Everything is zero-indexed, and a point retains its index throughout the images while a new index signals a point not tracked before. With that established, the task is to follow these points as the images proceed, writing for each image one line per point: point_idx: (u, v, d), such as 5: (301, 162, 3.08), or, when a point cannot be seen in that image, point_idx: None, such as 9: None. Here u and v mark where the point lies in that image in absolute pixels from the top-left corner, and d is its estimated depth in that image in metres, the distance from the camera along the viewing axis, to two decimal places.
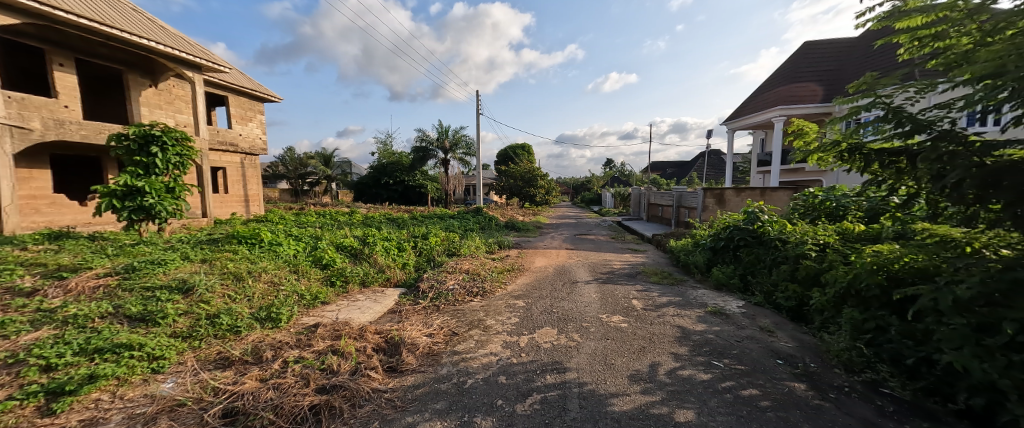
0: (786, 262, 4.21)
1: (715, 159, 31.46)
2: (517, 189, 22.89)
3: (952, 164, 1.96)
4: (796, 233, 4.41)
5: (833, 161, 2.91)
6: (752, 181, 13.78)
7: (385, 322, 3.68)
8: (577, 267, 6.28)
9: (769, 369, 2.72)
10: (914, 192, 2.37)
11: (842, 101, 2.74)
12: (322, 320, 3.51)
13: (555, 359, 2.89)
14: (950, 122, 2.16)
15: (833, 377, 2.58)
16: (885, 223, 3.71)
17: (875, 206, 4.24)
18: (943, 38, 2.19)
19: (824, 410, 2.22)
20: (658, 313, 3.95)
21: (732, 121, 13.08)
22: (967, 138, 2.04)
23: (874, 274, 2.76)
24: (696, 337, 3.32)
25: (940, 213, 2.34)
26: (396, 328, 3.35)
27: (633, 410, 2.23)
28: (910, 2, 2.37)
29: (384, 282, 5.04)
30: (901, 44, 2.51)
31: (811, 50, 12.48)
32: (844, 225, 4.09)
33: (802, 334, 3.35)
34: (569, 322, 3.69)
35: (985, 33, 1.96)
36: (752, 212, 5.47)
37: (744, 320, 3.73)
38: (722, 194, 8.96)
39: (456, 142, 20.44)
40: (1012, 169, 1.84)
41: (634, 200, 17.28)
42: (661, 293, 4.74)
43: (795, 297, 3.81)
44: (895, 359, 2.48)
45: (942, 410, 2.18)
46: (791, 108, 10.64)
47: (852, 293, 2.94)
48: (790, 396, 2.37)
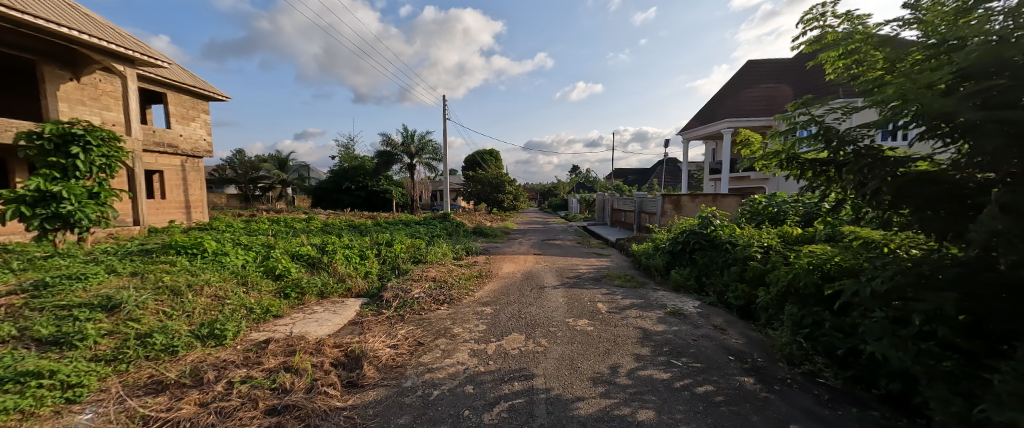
0: (736, 264, 4.52)
1: (673, 168, 33.08)
2: (485, 195, 22.95)
3: (871, 175, 2.20)
4: (744, 236, 4.74)
5: (776, 169, 3.13)
6: (705, 189, 14.61)
7: (344, 335, 3.56)
8: (544, 272, 6.38)
9: (722, 365, 2.90)
10: (842, 199, 2.61)
11: (782, 117, 2.97)
12: (273, 336, 3.34)
13: (521, 366, 2.91)
14: (870, 138, 2.39)
15: (777, 370, 2.80)
16: (818, 227, 4.04)
17: (810, 211, 4.60)
18: (862, 64, 2.44)
19: (769, 401, 2.40)
20: (621, 315, 4.09)
21: (685, 131, 13.92)
22: (883, 153, 2.29)
23: (810, 273, 3.01)
24: (657, 337, 3.48)
25: (862, 218, 2.60)
26: (357, 340, 3.26)
27: (598, 412, 2.29)
28: (833, 32, 2.63)
29: (345, 293, 4.86)
30: (828, 69, 2.76)
31: (752, 69, 13.69)
32: (784, 229, 4.42)
33: (750, 331, 3.60)
34: (536, 327, 3.75)
35: (889, 60, 2.22)
36: (705, 217, 5.81)
37: (699, 319, 3.96)
38: (679, 200, 9.44)
39: (423, 147, 20.21)
40: (919, 180, 2.05)
41: (598, 205, 17.76)
42: (624, 295, 4.91)
43: (743, 296, 4.09)
44: (828, 350, 2.74)
45: (868, 395, 2.44)
46: (738, 119, 11.48)
47: (791, 291, 3.19)
48: (740, 390, 2.54)
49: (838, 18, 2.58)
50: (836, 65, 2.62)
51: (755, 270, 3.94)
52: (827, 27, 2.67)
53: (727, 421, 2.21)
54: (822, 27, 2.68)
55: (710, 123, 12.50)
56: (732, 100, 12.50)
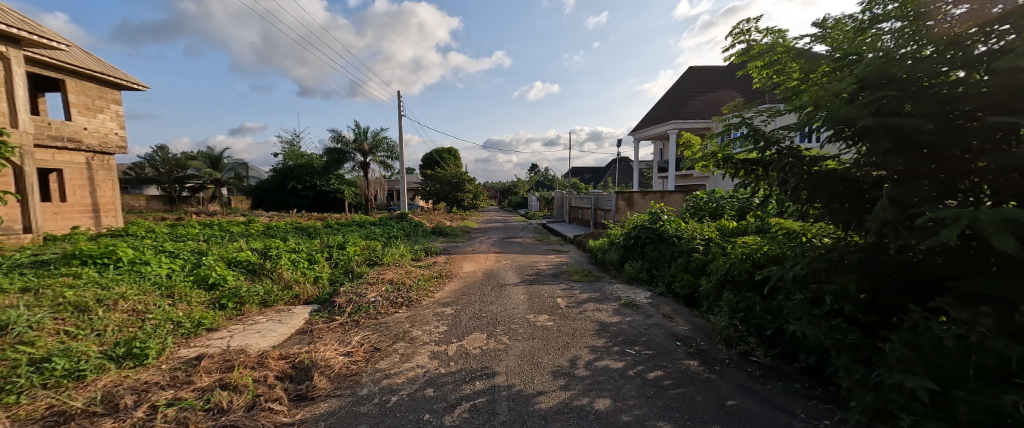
0: (682, 256, 4.85)
1: (626, 166, 34.52)
2: (444, 194, 22.66)
3: (792, 172, 2.47)
4: (688, 230, 5.09)
5: (714, 168, 3.40)
6: (654, 186, 15.42)
7: (291, 345, 3.41)
8: (504, 270, 6.46)
9: (671, 351, 3.12)
10: (769, 194, 2.90)
11: (718, 120, 3.24)
12: (205, 352, 3.12)
13: (483, 365, 2.95)
14: (791, 140, 2.68)
15: (717, 352, 3.06)
16: (750, 220, 4.44)
17: (744, 206, 5.05)
18: (782, 73, 2.72)
19: (711, 381, 2.63)
20: (579, 309, 4.25)
21: (635, 132, 14.61)
22: (801, 153, 2.57)
23: (743, 262, 3.31)
24: (612, 328, 3.66)
25: (785, 211, 2.91)
26: (306, 350, 3.15)
27: (558, 405, 2.39)
28: (757, 44, 2.91)
29: (292, 300, 4.65)
30: (755, 77, 3.05)
31: (694, 74, 14.64)
32: (722, 222, 4.81)
33: (695, 318, 3.90)
34: (497, 325, 3.80)
35: (804, 71, 2.50)
36: (655, 212, 6.16)
37: (650, 309, 4.21)
38: (631, 197, 9.90)
39: (377, 145, 19.45)
40: (829, 177, 2.33)
41: (556, 203, 18.16)
42: (582, 290, 5.10)
43: (688, 285, 4.41)
44: (759, 331, 3.04)
45: (792, 369, 2.75)
46: (682, 122, 12.23)
47: (728, 279, 3.49)
48: (686, 373, 2.75)
49: (761, 32, 2.86)
50: (761, 74, 2.91)
51: (698, 260, 4.26)
52: (752, 40, 2.95)
53: (675, 402, 2.39)
54: (748, 39, 2.96)
55: (657, 125, 13.21)
56: (677, 103, 13.29)
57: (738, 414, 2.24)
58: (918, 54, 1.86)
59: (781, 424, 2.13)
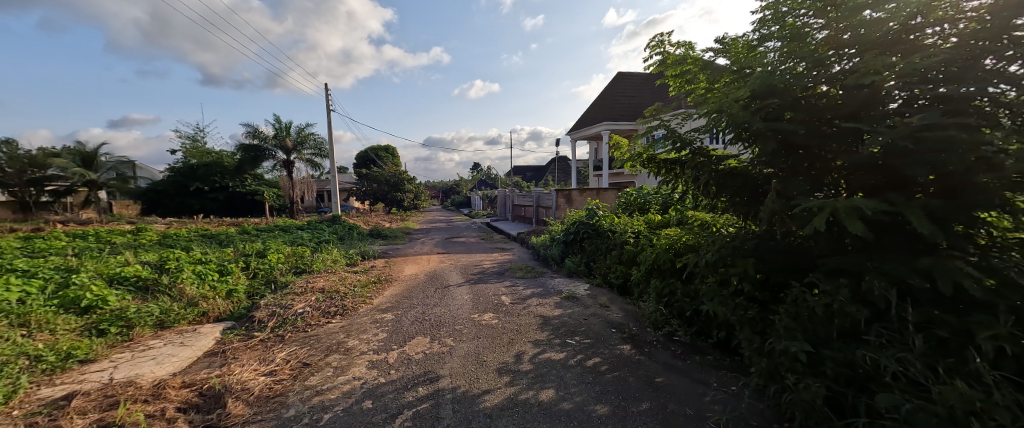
0: (616, 248, 5.21)
1: (565, 165, 35.85)
2: (382, 194, 21.76)
3: (703, 170, 2.77)
4: (621, 224, 5.47)
5: (640, 167, 3.69)
6: (591, 184, 16.24)
7: (200, 371, 3.04)
8: (448, 271, 6.42)
9: (607, 338, 3.35)
10: (686, 190, 3.23)
11: (642, 123, 3.52)
12: (78, 389, 2.62)
13: (426, 370, 2.93)
14: (701, 141, 3.01)
15: (647, 335, 3.36)
16: (671, 213, 4.90)
17: (667, 201, 5.54)
18: (693, 82, 3.04)
19: (642, 362, 2.88)
20: (523, 305, 4.38)
21: (572, 132, 15.27)
22: (710, 153, 2.89)
23: (667, 251, 3.65)
24: (554, 321, 3.83)
25: (699, 204, 3.25)
26: (216, 374, 2.88)
27: (502, 402, 2.45)
28: (672, 55, 3.22)
29: (197, 319, 4.17)
30: (670, 85, 3.37)
31: (622, 79, 15.65)
32: (649, 216, 5.24)
33: (628, 305, 4.22)
34: (441, 327, 3.79)
35: (710, 81, 2.82)
36: (591, 208, 6.52)
37: (589, 300, 4.47)
38: (569, 194, 10.35)
39: (303, 141, 18.00)
40: (732, 174, 2.66)
41: (499, 202, 18.35)
42: (525, 286, 5.25)
43: (622, 276, 4.75)
44: (681, 313, 3.39)
45: (708, 344, 3.11)
46: (613, 123, 13.03)
47: (655, 267, 3.82)
48: (621, 357, 2.98)
49: (674, 44, 3.18)
50: (676, 83, 3.22)
51: (629, 252, 4.60)
52: (667, 51, 3.26)
53: (611, 385, 2.59)
54: (663, 51, 3.27)
55: (591, 126, 13.93)
56: (608, 106, 14.12)
57: (664, 389, 2.49)
58: (794, 69, 2.20)
59: (698, 394, 2.40)
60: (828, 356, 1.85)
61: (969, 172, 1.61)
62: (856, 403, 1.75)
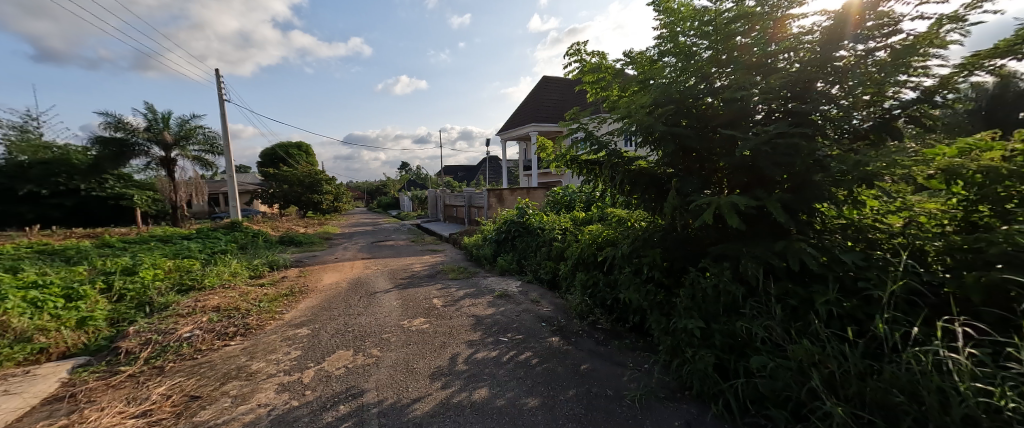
0: (545, 245, 5.43)
1: (496, 165, 36.24)
2: (299, 197, 19.92)
3: (617, 170, 3.02)
4: (549, 222, 5.72)
5: (565, 168, 3.90)
6: (521, 183, 16.66)
7: (32, 426, 2.35)
8: (375, 277, 6.13)
9: (537, 332, 3.50)
10: (605, 189, 3.50)
11: (564, 125, 3.72)
12: None
13: (348, 386, 2.75)
14: (615, 143, 3.28)
15: (574, 325, 3.58)
16: (594, 211, 5.24)
17: (590, 199, 5.93)
18: (607, 89, 3.31)
19: (570, 352, 3.07)
20: (455, 307, 4.37)
21: (502, 133, 15.50)
22: (624, 154, 3.17)
23: (591, 246, 3.92)
24: (487, 320, 3.89)
25: (616, 202, 3.54)
26: (61, 425, 2.35)
27: (434, 407, 2.42)
28: (588, 63, 3.46)
29: (31, 359, 3.18)
30: (588, 91, 3.62)
31: (548, 82, 16.32)
32: (575, 213, 5.55)
33: (557, 299, 4.44)
34: (366, 338, 3.62)
35: (621, 89, 3.09)
36: (522, 207, 6.71)
37: (521, 297, 4.61)
38: (501, 194, 10.51)
39: (190, 134, 14.62)
40: (642, 174, 2.95)
41: (430, 203, 17.96)
42: (458, 287, 5.23)
43: (551, 271, 4.98)
44: (603, 303, 3.68)
45: (626, 328, 3.42)
46: (540, 124, 13.50)
47: (581, 261, 4.09)
48: (550, 349, 3.14)
49: (589, 53, 3.42)
50: (593, 89, 3.47)
51: (557, 248, 4.84)
52: (583, 59, 3.50)
53: (541, 377, 2.71)
54: (580, 59, 3.51)
55: (520, 127, 14.29)
56: (535, 108, 14.61)
57: (589, 374, 2.68)
58: (687, 82, 2.51)
59: (618, 375, 2.64)
60: (717, 330, 2.18)
61: (810, 172, 2.01)
62: (737, 366, 2.08)
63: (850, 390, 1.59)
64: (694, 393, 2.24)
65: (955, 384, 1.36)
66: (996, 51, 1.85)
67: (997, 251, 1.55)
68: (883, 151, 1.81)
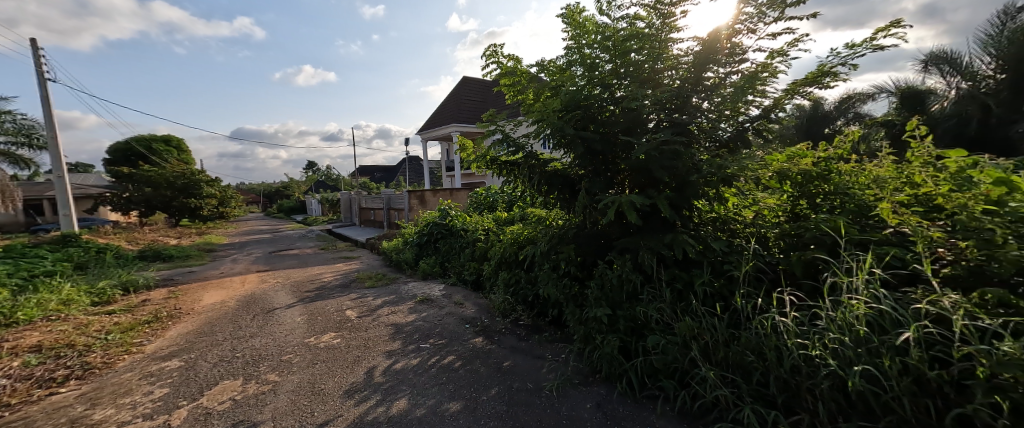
0: (469, 246, 5.46)
1: (418, 166, 35.19)
2: (180, 202, 17.08)
3: (533, 171, 3.17)
4: (472, 223, 5.77)
5: (486, 169, 3.96)
6: (444, 184, 16.47)
7: None
8: (273, 293, 5.53)
9: (461, 335, 3.52)
10: (523, 189, 3.64)
11: (482, 126, 3.78)
12: None
13: (239, 418, 2.37)
14: (531, 145, 3.44)
15: (497, 324, 3.68)
16: (515, 211, 5.41)
17: (511, 199, 6.12)
18: (522, 93, 3.45)
19: (493, 351, 3.14)
20: (372, 317, 4.18)
21: (422, 132, 15.12)
22: (539, 156, 3.33)
23: (513, 246, 4.06)
24: (407, 328, 3.79)
25: (534, 202, 3.71)
26: None
27: (348, 425, 2.26)
28: (504, 66, 3.58)
29: None
30: (506, 94, 3.73)
31: (469, 83, 16.40)
32: (498, 214, 5.66)
33: (480, 299, 4.51)
34: (263, 361, 3.23)
35: (536, 93, 3.25)
36: (444, 209, 6.65)
37: (443, 300, 4.57)
38: (422, 195, 10.26)
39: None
40: (556, 175, 3.14)
41: (343, 206, 16.79)
42: (375, 296, 4.99)
43: (474, 272, 5.03)
44: (525, 299, 3.84)
45: (545, 322, 3.62)
46: (462, 125, 13.48)
47: (504, 261, 4.23)
48: (473, 351, 3.17)
49: (504, 57, 3.54)
50: (509, 92, 3.59)
51: (481, 249, 4.91)
52: (499, 63, 3.61)
53: (463, 380, 2.72)
54: (496, 61, 3.61)
55: (441, 127, 14.09)
56: (456, 108, 14.55)
57: (510, 371, 2.78)
58: (592, 90, 2.75)
59: (537, 368, 2.78)
60: (621, 316, 2.46)
61: (688, 173, 2.36)
62: (637, 346, 2.36)
63: (720, 356, 1.93)
64: (603, 375, 2.46)
65: (784, 342, 1.71)
66: (806, 80, 2.45)
67: (810, 234, 2.07)
68: (739, 158, 2.26)
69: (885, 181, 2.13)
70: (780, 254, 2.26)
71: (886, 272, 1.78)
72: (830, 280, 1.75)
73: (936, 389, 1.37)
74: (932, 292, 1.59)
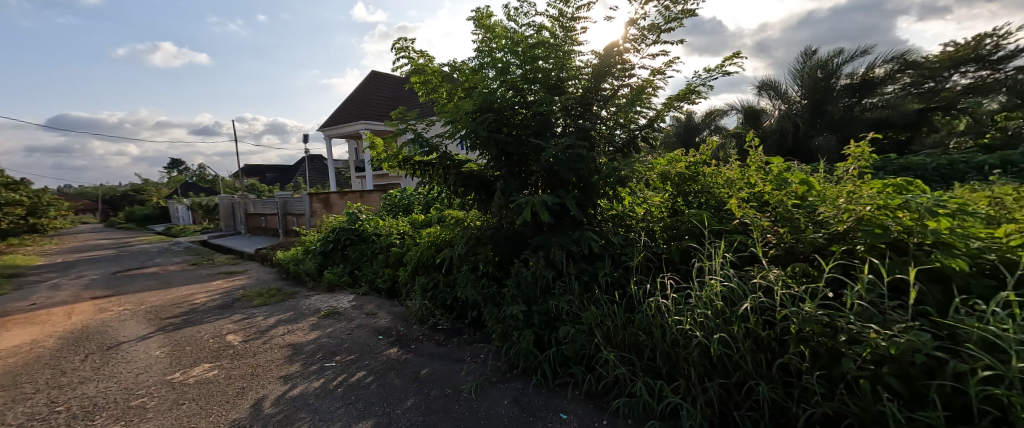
0: (382, 252, 5.18)
1: (319, 166, 32.05)
2: None
3: (448, 172, 3.17)
4: (385, 227, 5.50)
5: (398, 169, 3.83)
6: (353, 186, 15.36)
7: None
8: (120, 323, 4.51)
9: (373, 347, 3.35)
10: (439, 190, 3.62)
11: (392, 124, 3.65)
12: None
13: None
14: (446, 146, 3.43)
15: (413, 332, 3.59)
16: (432, 213, 5.29)
17: (429, 201, 5.97)
18: (434, 91, 3.43)
19: (409, 360, 3.06)
20: (264, 339, 3.72)
21: (325, 129, 13.82)
22: (454, 156, 3.34)
23: (430, 249, 4.00)
24: (308, 347, 3.46)
25: (451, 202, 3.71)
26: None
27: None
28: (415, 63, 3.51)
29: None
30: (418, 92, 3.66)
31: (378, 78, 15.52)
32: (414, 216, 5.47)
33: (396, 307, 4.33)
34: (104, 409, 2.60)
35: (449, 93, 3.25)
36: (352, 213, 6.19)
37: (353, 312, 4.28)
38: (327, 198, 9.39)
39: None
40: (471, 176, 3.18)
41: (222, 213, 14.40)
42: (267, 315, 4.44)
43: (389, 279, 4.80)
44: (443, 303, 3.82)
45: (464, 324, 3.65)
46: (371, 122, 12.67)
47: (421, 265, 4.17)
48: (386, 363, 3.04)
49: (415, 53, 3.47)
50: (421, 90, 3.54)
51: (396, 254, 4.71)
52: (410, 59, 3.54)
53: (374, 396, 2.58)
54: (407, 57, 3.53)
55: (347, 124, 13.06)
56: (365, 104, 13.65)
57: (427, 379, 2.74)
58: (502, 94, 2.88)
59: (456, 372, 2.80)
60: (536, 311, 2.64)
61: (591, 175, 2.64)
62: (550, 338, 2.56)
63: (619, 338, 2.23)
64: (520, 369, 2.61)
65: (666, 320, 2.04)
66: (678, 96, 2.93)
67: (685, 227, 2.50)
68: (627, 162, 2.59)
69: (733, 181, 2.65)
70: (663, 244, 2.67)
71: (735, 255, 2.24)
72: (700, 264, 2.18)
73: (763, 343, 1.80)
74: (762, 269, 2.02)
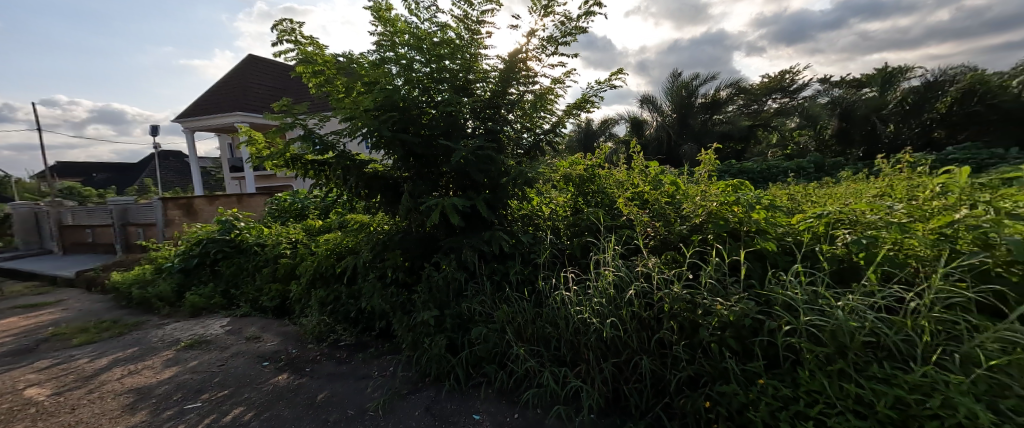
0: (268, 265, 4.46)
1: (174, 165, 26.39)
2: None
3: (346, 172, 2.90)
4: (272, 236, 4.77)
5: (283, 168, 3.35)
6: (227, 189, 13.08)
7: None
8: None
9: (255, 377, 2.86)
10: (335, 192, 3.28)
11: (273, 117, 3.17)
12: None
13: None
14: (343, 144, 3.13)
15: (308, 353, 3.18)
16: (332, 218, 4.76)
17: (326, 205, 5.33)
18: (327, 83, 3.09)
19: (303, 385, 2.70)
20: (91, 386, 2.88)
21: (184, 119, 11.36)
22: (354, 155, 3.06)
23: (327, 258, 3.59)
24: (160, 389, 2.78)
25: (351, 206, 3.39)
26: None
27: None
28: (303, 50, 3.12)
29: None
30: (308, 83, 3.26)
31: (256, 64, 13.42)
32: (309, 222, 4.85)
33: (285, 327, 3.79)
34: None
35: (345, 85, 2.97)
36: (226, 221, 5.18)
37: (228, 339, 3.60)
38: (191, 203, 7.77)
39: None
40: (374, 177, 2.96)
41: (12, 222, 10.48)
42: (95, 355, 3.45)
43: (277, 296, 4.16)
44: (345, 317, 3.47)
45: (370, 337, 3.36)
46: (248, 115, 10.87)
47: (317, 276, 3.73)
48: (273, 393, 2.62)
49: (304, 39, 3.09)
50: (312, 81, 3.16)
51: (285, 266, 4.12)
52: (297, 46, 3.14)
53: None
54: (293, 42, 3.12)
55: (216, 115, 10.97)
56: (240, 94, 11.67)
57: (325, 403, 2.44)
58: (404, 90, 2.73)
59: (360, 390, 2.56)
60: (448, 315, 2.59)
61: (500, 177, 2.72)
62: (462, 340, 2.52)
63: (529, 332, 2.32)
64: (433, 377, 2.51)
65: (569, 311, 2.18)
66: (575, 105, 3.20)
67: (584, 224, 2.79)
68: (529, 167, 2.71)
69: (621, 182, 3.03)
70: (566, 240, 2.87)
71: (624, 247, 2.53)
72: (596, 257, 2.40)
73: (644, 322, 2.04)
74: (643, 258, 2.33)
